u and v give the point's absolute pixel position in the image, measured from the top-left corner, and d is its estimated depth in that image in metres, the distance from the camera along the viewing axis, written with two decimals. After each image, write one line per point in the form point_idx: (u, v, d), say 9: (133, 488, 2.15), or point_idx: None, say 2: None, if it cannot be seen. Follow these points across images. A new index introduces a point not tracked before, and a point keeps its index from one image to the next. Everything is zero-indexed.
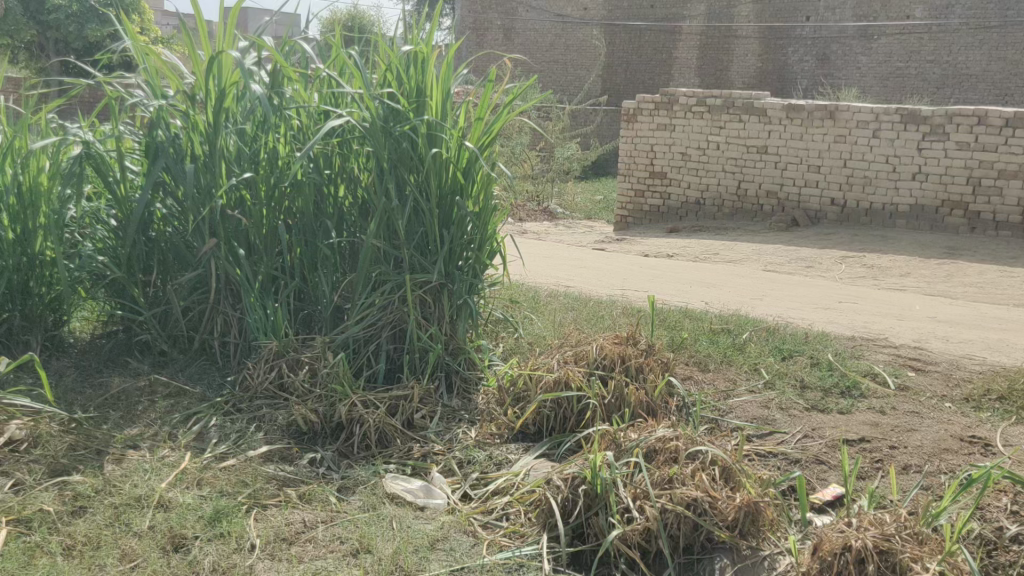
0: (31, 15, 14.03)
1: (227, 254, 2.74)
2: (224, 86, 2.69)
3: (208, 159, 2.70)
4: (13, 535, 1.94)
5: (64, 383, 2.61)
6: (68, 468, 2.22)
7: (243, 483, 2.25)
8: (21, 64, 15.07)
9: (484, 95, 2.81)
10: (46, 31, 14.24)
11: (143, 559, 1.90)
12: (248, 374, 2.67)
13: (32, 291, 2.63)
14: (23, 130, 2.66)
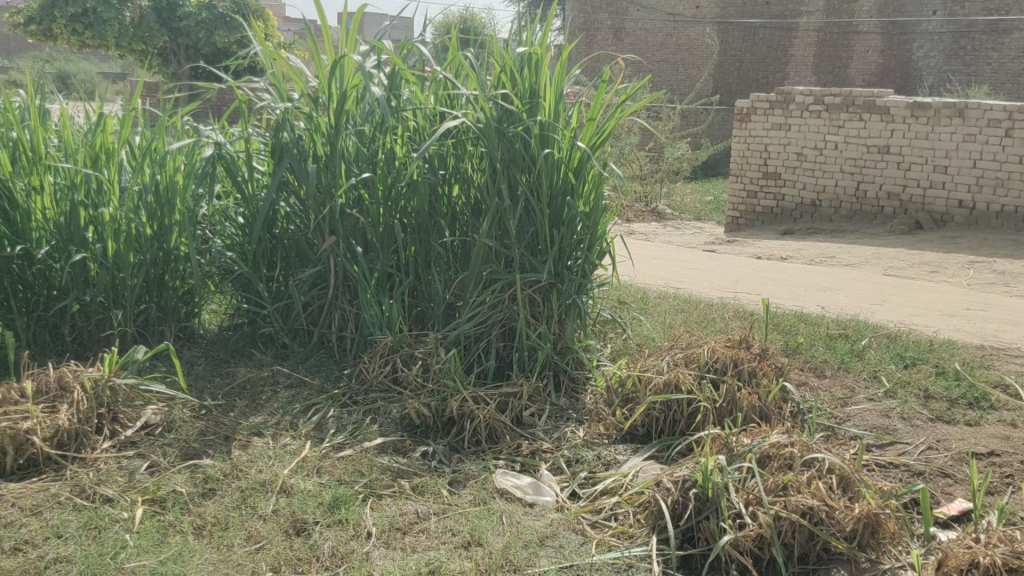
0: (166, 24, 15.07)
1: (346, 251, 2.84)
2: (345, 89, 2.78)
3: (329, 160, 2.80)
4: (149, 513, 2.07)
5: (195, 372, 2.76)
6: (199, 452, 2.35)
7: (359, 473, 2.33)
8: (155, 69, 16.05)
9: (597, 95, 2.81)
10: (178, 38, 15.14)
11: (268, 542, 1.99)
12: (365, 367, 2.76)
13: (167, 284, 2.74)
14: (160, 132, 2.80)
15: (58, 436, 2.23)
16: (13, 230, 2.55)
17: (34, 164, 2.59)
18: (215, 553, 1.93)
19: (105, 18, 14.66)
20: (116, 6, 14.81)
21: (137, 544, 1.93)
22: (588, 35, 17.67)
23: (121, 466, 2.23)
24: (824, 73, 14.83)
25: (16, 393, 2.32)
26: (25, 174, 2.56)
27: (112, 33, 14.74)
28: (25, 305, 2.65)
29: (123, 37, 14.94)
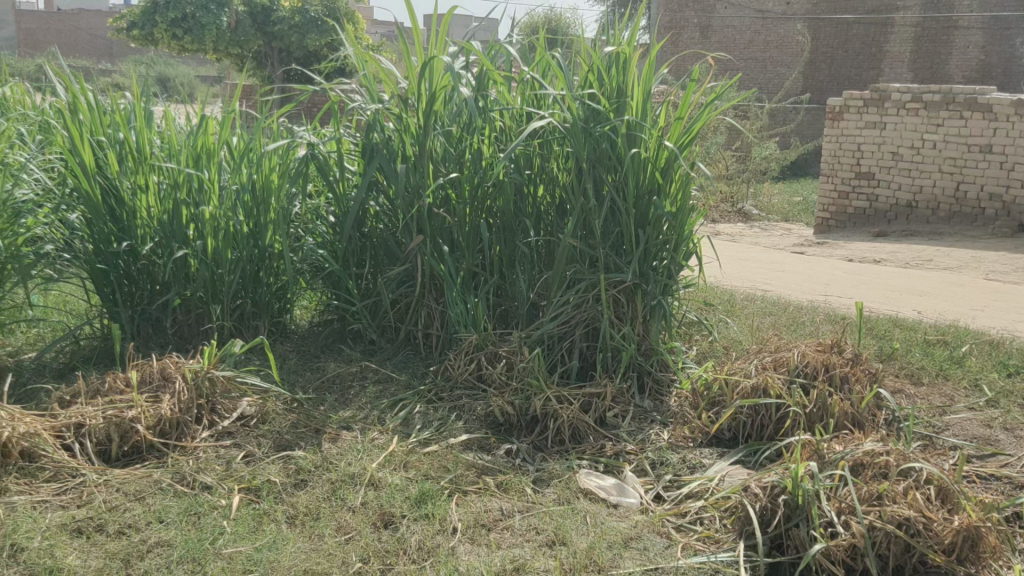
0: (260, 28, 15.59)
1: (433, 250, 2.88)
2: (434, 90, 2.83)
3: (418, 160, 2.85)
4: (245, 501, 2.14)
5: (288, 365, 2.85)
6: (291, 443, 2.42)
7: (445, 468, 2.36)
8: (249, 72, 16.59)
9: (685, 94, 2.77)
10: (273, 42, 15.64)
11: (357, 533, 2.04)
12: (450, 365, 2.80)
13: (262, 280, 2.83)
14: (258, 133, 2.89)
15: (160, 424, 2.32)
16: (120, 227, 2.65)
17: (140, 163, 2.68)
18: (307, 542, 1.98)
19: (202, 22, 15.16)
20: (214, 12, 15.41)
21: (234, 530, 2.00)
22: (673, 33, 17.43)
23: (218, 455, 2.32)
24: (920, 70, 14.29)
25: (122, 383, 2.43)
26: (132, 173, 2.66)
27: (210, 38, 15.28)
28: (130, 300, 2.74)
29: (219, 41, 15.43)
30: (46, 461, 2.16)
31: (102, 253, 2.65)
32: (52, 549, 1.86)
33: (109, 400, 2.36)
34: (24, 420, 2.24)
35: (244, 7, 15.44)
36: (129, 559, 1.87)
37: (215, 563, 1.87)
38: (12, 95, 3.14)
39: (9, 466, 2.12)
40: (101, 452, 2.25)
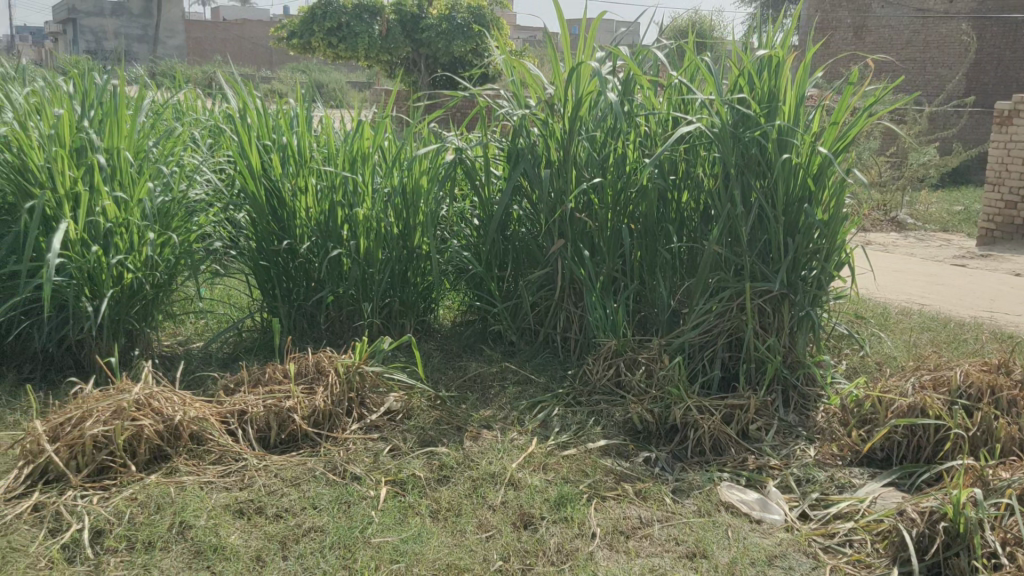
0: (409, 35, 16.21)
1: (574, 254, 2.89)
2: (581, 95, 2.83)
3: (562, 165, 2.86)
4: (392, 494, 2.22)
5: (432, 364, 2.94)
6: (434, 440, 2.49)
7: (584, 473, 2.36)
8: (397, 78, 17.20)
9: (842, 98, 2.66)
10: (420, 48, 16.14)
11: (497, 532, 2.08)
12: (588, 369, 2.81)
13: (409, 281, 2.93)
14: (409, 138, 2.99)
15: (314, 415, 2.45)
16: (281, 227, 2.80)
17: (301, 167, 2.81)
18: (450, 537, 2.04)
19: (357, 30, 15.95)
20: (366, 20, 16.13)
21: (381, 521, 2.08)
22: (821, 34, 16.77)
23: (366, 447, 2.41)
24: None
25: (280, 374, 2.57)
26: (293, 176, 2.80)
27: (362, 45, 15.93)
28: (287, 295, 2.89)
29: (372, 48, 16.20)
30: (212, 445, 2.30)
31: (264, 251, 2.81)
32: (216, 528, 1.99)
33: (269, 390, 2.51)
34: (194, 405, 2.39)
35: (394, 15, 16.03)
36: (285, 541, 1.97)
37: (364, 551, 1.95)
38: (186, 101, 3.37)
39: (180, 447, 2.27)
40: (260, 438, 2.39)
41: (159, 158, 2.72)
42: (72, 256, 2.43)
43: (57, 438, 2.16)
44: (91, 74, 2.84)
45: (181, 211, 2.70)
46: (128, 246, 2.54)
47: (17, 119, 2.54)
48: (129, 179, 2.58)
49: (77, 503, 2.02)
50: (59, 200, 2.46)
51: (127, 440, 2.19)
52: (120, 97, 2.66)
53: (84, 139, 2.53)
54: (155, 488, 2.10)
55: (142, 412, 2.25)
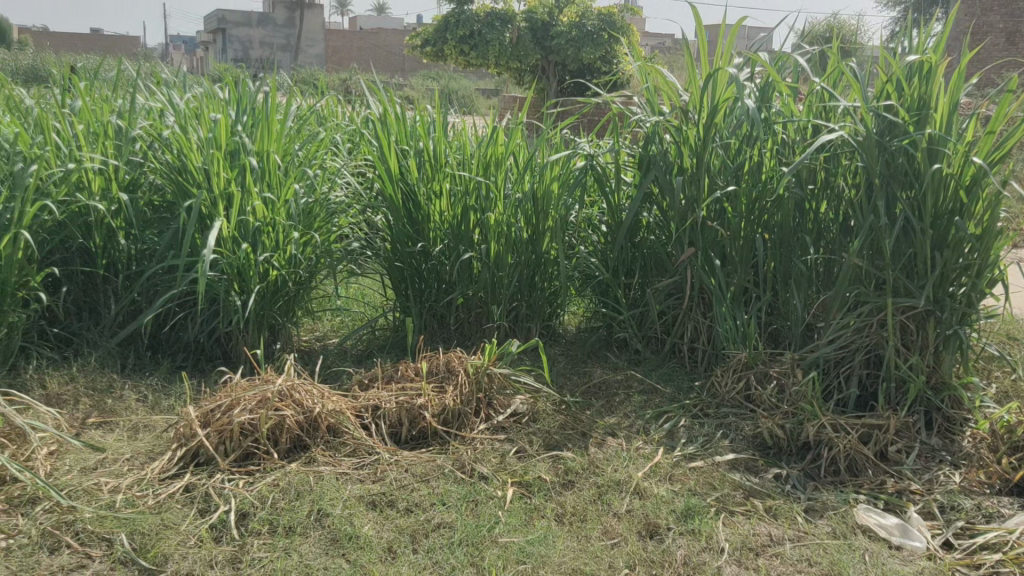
0: (538, 42, 16.59)
1: (704, 263, 2.85)
2: (718, 102, 2.79)
3: (695, 172, 2.82)
4: (517, 495, 2.24)
5: (557, 368, 2.96)
6: (560, 444, 2.50)
7: (711, 486, 2.31)
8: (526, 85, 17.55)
9: (1000, 105, 2.50)
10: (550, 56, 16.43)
11: (623, 540, 2.06)
12: (716, 381, 2.76)
13: (537, 285, 2.96)
14: (541, 145, 3.01)
15: (444, 414, 2.50)
16: (415, 229, 2.88)
17: (436, 171, 2.88)
18: (576, 542, 2.03)
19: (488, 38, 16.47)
20: (498, 27, 16.64)
21: (508, 521, 2.10)
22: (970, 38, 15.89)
23: (493, 448, 2.44)
24: None
25: (413, 371, 2.64)
26: (428, 180, 2.87)
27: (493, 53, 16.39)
28: (419, 295, 2.97)
29: (503, 55, 16.64)
30: (348, 437, 2.39)
31: (399, 253, 2.90)
32: (351, 518, 2.06)
33: (402, 387, 2.58)
34: (332, 398, 2.48)
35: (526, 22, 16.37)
36: (415, 535, 2.02)
37: (491, 550, 1.97)
38: (327, 108, 3.52)
39: (318, 438, 2.36)
40: (393, 433, 2.47)
41: (304, 161, 2.85)
42: (225, 253, 2.58)
43: (208, 423, 2.30)
44: (244, 82, 3.00)
45: (323, 212, 2.83)
46: (274, 245, 2.67)
47: (179, 124, 2.72)
48: (276, 181, 2.71)
49: (224, 486, 2.14)
50: (214, 200, 2.61)
51: (270, 429, 2.30)
52: (270, 104, 2.80)
53: (237, 143, 2.68)
54: (296, 476, 2.20)
55: (285, 403, 2.36)
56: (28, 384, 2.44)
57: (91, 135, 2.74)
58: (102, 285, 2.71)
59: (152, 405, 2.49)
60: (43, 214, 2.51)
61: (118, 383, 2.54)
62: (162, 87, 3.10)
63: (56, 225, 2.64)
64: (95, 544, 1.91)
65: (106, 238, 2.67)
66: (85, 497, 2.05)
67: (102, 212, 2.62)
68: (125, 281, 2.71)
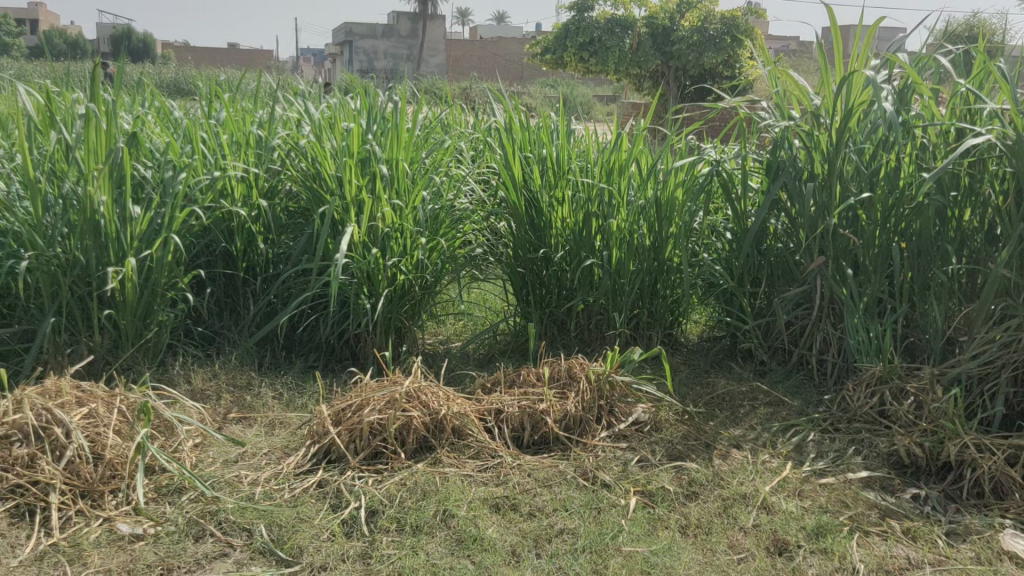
0: (658, 49, 16.67)
1: (835, 272, 2.75)
2: (852, 106, 2.68)
3: (827, 178, 2.72)
4: (641, 505, 2.21)
5: (679, 378, 2.93)
6: (683, 454, 2.46)
7: (844, 504, 2.22)
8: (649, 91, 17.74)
9: None
10: (671, 61, 16.51)
11: (751, 555, 2.00)
12: (848, 395, 2.66)
13: (659, 292, 2.92)
14: (666, 151, 2.98)
15: (566, 420, 2.50)
16: (537, 235, 2.90)
17: (559, 177, 2.89)
18: (701, 555, 1.99)
19: (609, 45, 16.66)
20: (618, 34, 16.80)
21: (631, 530, 2.08)
22: None
23: (615, 456, 2.43)
24: None
25: (535, 377, 2.66)
26: (551, 186, 2.88)
27: (613, 59, 16.60)
28: (540, 301, 2.98)
29: (623, 61, 16.81)
30: (472, 440, 2.42)
31: (521, 259, 2.93)
32: (475, 520, 2.09)
33: (524, 392, 2.61)
34: (457, 401, 2.52)
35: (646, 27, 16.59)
36: (538, 539, 2.03)
37: (615, 559, 1.95)
38: (451, 116, 3.59)
39: (443, 439, 2.40)
40: (515, 437, 2.49)
41: (430, 168, 2.92)
42: (355, 258, 2.67)
43: (340, 421, 2.38)
44: (375, 92, 3.10)
45: (448, 218, 2.89)
46: (402, 250, 2.75)
47: (314, 133, 2.83)
48: (404, 188, 2.78)
49: (355, 483, 2.21)
50: (345, 206, 2.70)
51: (398, 429, 2.35)
52: (400, 114, 2.88)
53: (368, 151, 2.76)
54: (422, 476, 2.25)
55: (412, 404, 2.42)
56: (176, 380, 2.58)
57: (235, 144, 2.89)
58: (242, 287, 2.85)
59: (287, 403, 2.60)
60: (191, 220, 2.66)
61: (256, 380, 2.67)
62: (299, 99, 3.25)
63: (202, 230, 2.80)
64: (236, 533, 2.00)
65: (246, 242, 2.81)
66: (227, 488, 2.16)
67: (243, 217, 2.76)
68: (263, 283, 2.84)
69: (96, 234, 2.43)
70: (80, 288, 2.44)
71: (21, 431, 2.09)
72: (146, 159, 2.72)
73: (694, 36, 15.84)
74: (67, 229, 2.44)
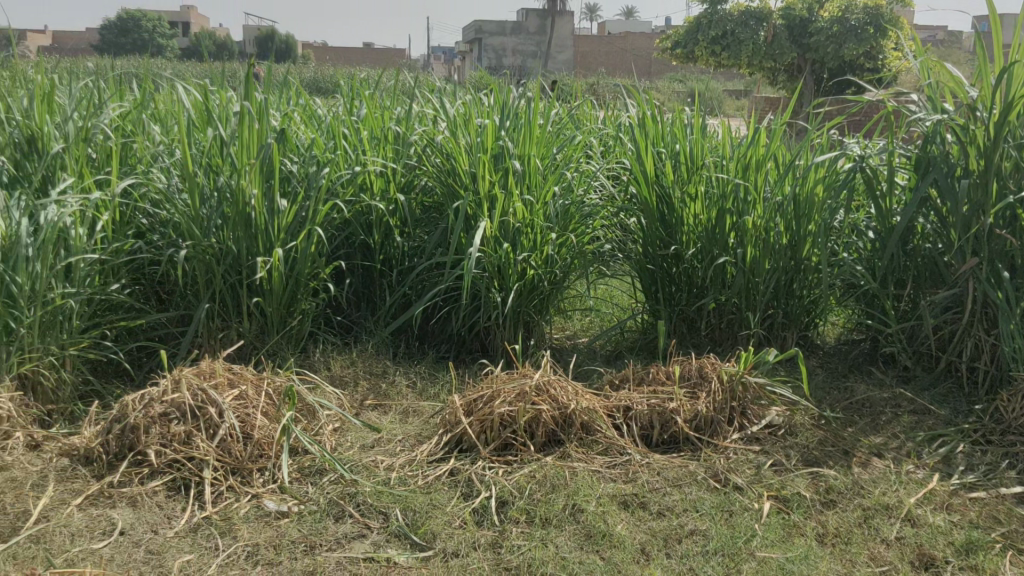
0: (794, 40, 16.38)
1: (989, 275, 2.59)
2: (1012, 98, 2.52)
3: (983, 176, 2.57)
4: (775, 509, 2.14)
5: (815, 382, 2.83)
6: (820, 460, 2.37)
7: (997, 520, 2.09)
8: (781, 84, 17.47)
9: None
10: (808, 53, 16.23)
11: (894, 568, 1.91)
12: (1003, 406, 2.50)
13: (795, 292, 2.83)
14: (806, 147, 2.88)
15: (696, 420, 2.46)
16: (668, 232, 2.86)
17: (692, 173, 2.85)
18: (840, 565, 1.91)
19: (743, 38, 16.71)
20: (753, 27, 16.72)
21: (765, 535, 2.02)
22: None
23: (747, 459, 2.37)
24: None
25: (664, 375, 2.63)
26: (684, 183, 2.84)
27: (747, 52, 16.51)
28: (670, 299, 2.94)
29: (756, 55, 16.75)
30: (600, 436, 2.42)
31: (652, 255, 2.90)
32: (605, 515, 2.08)
33: (653, 390, 2.58)
34: (585, 396, 2.52)
35: (782, 20, 16.28)
36: (669, 539, 2.00)
37: (748, 563, 1.91)
38: (582, 112, 3.59)
39: (572, 434, 2.41)
40: (644, 435, 2.46)
41: (561, 163, 2.92)
42: (487, 252, 2.71)
43: (471, 411, 2.43)
44: (509, 89, 3.14)
45: (578, 214, 2.89)
46: (532, 245, 2.77)
47: (450, 130, 2.89)
48: (536, 183, 2.80)
49: (485, 473, 2.25)
50: (478, 201, 2.75)
51: (527, 421, 2.37)
52: (533, 109, 2.90)
53: (501, 147, 2.80)
54: (552, 469, 2.26)
55: (542, 398, 2.43)
56: (317, 366, 2.70)
57: (374, 140, 2.98)
58: (378, 278, 2.94)
59: (420, 392, 2.67)
60: (333, 213, 2.77)
61: (391, 368, 2.75)
62: (435, 96, 3.32)
63: (343, 223, 2.91)
64: (373, 515, 2.07)
65: (383, 235, 2.90)
66: (364, 472, 2.24)
67: (381, 211, 2.85)
68: (398, 275, 2.93)
69: (247, 226, 2.57)
70: (231, 277, 2.58)
71: (179, 409, 2.23)
72: (293, 154, 2.84)
73: (834, 27, 15.51)
74: (221, 221, 2.58)
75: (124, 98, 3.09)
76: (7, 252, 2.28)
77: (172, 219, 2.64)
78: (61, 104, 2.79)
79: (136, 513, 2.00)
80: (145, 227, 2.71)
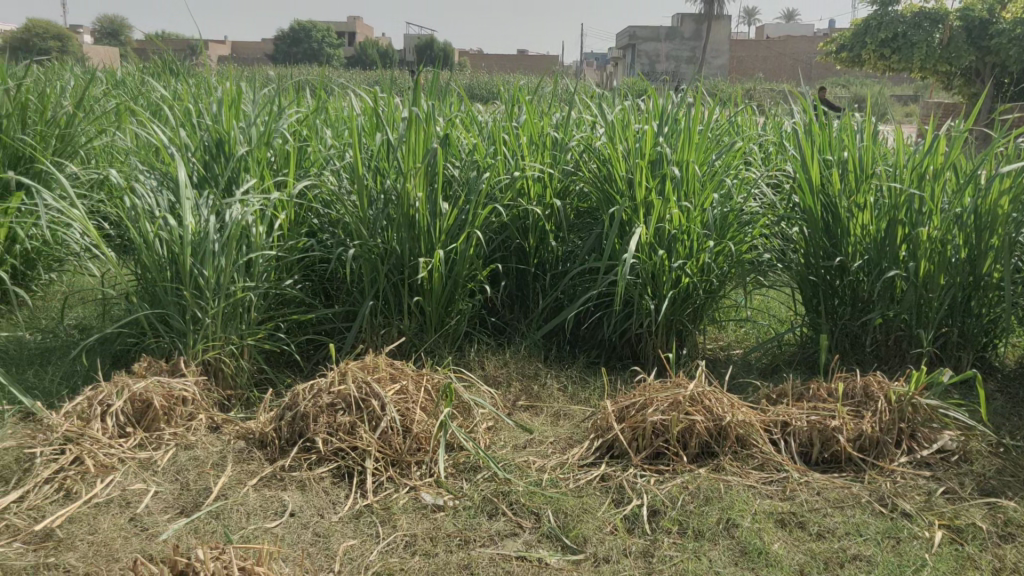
0: (972, 42, 15.46)
1: None
2: None
3: None
4: (947, 539, 2.01)
5: (993, 407, 2.65)
6: (998, 491, 2.21)
7: None
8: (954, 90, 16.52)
9: None
10: (986, 57, 15.29)
11: None
12: None
13: (973, 310, 2.66)
14: (991, 156, 2.70)
15: (860, 440, 2.36)
16: (833, 243, 2.76)
17: (862, 182, 2.73)
18: None
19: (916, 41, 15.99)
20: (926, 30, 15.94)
21: (936, 566, 1.89)
22: None
23: (915, 485, 2.24)
24: None
25: (825, 392, 2.54)
26: (852, 192, 2.73)
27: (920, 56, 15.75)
28: (832, 313, 2.83)
29: (929, 59, 15.94)
30: (756, 451, 2.36)
31: (814, 267, 2.79)
32: (760, 532, 2.01)
33: (814, 406, 2.49)
34: (742, 409, 2.46)
35: (959, 22, 15.41)
36: (830, 562, 1.90)
37: None
38: (743, 119, 3.52)
39: (726, 447, 2.36)
40: (802, 453, 2.38)
41: (721, 170, 2.88)
42: (642, 258, 2.70)
43: (624, 418, 2.42)
44: (668, 95, 3.13)
45: (738, 222, 2.83)
46: (688, 252, 2.73)
47: (609, 135, 2.90)
48: (695, 190, 2.77)
49: (637, 480, 2.23)
50: (635, 207, 2.74)
51: (681, 431, 2.34)
52: (694, 115, 2.87)
53: (659, 153, 2.79)
54: (705, 482, 2.22)
55: (696, 408, 2.39)
56: (472, 365, 2.77)
57: (533, 146, 3.04)
58: (532, 281, 2.99)
59: (571, 395, 2.69)
60: (492, 217, 2.83)
61: (542, 371, 2.79)
62: (593, 102, 3.35)
63: (500, 227, 2.97)
64: (525, 515, 2.10)
65: (539, 239, 2.95)
66: (517, 472, 2.28)
67: (538, 215, 2.90)
68: (552, 279, 2.96)
69: (410, 228, 2.67)
70: (395, 277, 2.69)
71: (345, 400, 2.35)
72: (455, 159, 2.93)
73: (1018, 28, 14.53)
74: (386, 222, 2.70)
75: (302, 105, 3.29)
76: (197, 247, 2.47)
77: (342, 219, 2.78)
78: (247, 111, 3.00)
79: (304, 497, 2.11)
80: (317, 227, 2.87)
